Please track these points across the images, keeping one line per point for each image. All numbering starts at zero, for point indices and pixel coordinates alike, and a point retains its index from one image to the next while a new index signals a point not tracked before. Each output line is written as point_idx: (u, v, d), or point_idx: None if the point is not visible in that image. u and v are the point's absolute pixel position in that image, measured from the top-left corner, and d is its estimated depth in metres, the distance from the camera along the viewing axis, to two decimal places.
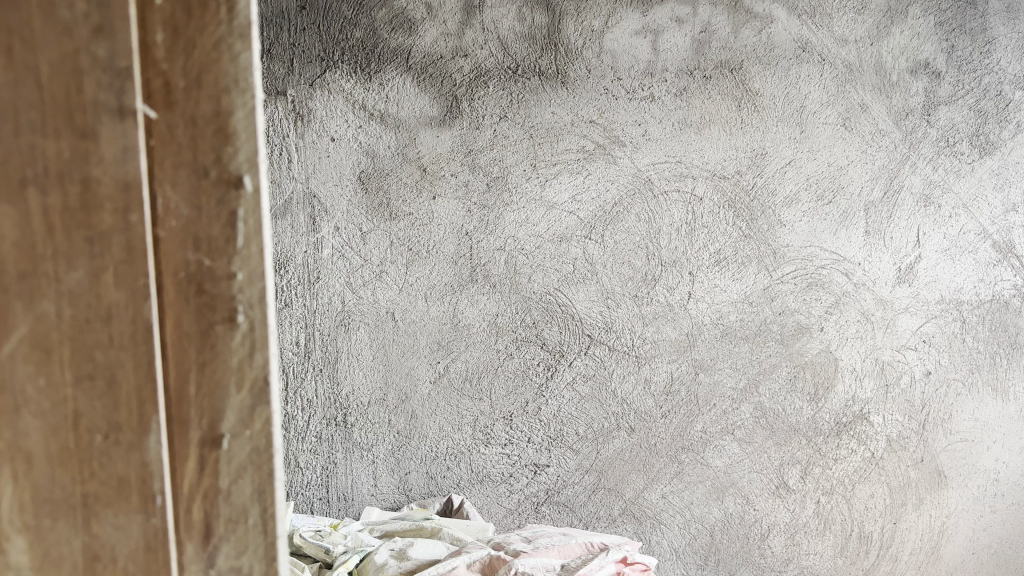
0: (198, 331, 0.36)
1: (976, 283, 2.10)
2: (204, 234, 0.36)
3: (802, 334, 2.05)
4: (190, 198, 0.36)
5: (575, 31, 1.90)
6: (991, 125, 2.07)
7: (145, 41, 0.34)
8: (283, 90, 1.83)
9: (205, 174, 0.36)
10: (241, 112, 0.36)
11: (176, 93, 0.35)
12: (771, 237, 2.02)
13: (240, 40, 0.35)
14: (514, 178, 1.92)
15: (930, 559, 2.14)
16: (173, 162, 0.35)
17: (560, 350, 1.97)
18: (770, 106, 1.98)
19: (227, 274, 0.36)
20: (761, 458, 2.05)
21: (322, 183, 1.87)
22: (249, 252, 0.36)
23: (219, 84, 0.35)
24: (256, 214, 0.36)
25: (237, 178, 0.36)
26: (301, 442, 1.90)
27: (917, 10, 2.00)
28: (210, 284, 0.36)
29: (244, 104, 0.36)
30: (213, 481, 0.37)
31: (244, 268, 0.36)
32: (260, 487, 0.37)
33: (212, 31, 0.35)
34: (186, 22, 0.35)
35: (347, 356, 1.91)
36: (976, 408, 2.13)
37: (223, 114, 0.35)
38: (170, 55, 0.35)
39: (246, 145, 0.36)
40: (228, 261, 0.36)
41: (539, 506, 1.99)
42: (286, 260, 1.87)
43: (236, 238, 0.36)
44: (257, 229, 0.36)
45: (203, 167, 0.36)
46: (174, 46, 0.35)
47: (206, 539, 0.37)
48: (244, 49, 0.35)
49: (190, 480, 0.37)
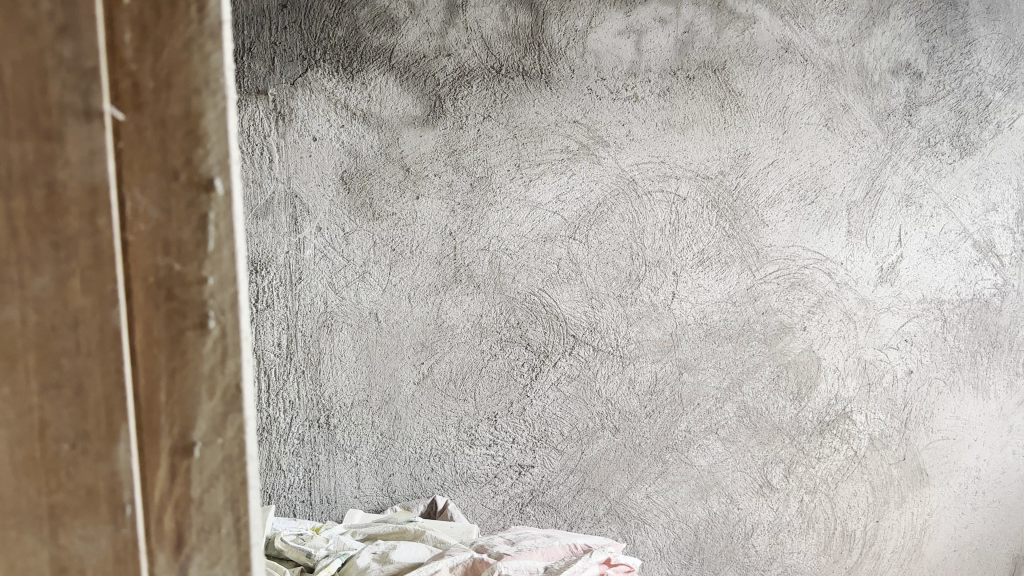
0: (167, 339, 0.34)
1: (956, 283, 2.12)
2: (174, 238, 0.34)
3: (785, 334, 2.06)
4: (159, 201, 0.33)
5: (558, 31, 1.90)
6: (971, 125, 2.08)
7: (112, 41, 0.32)
8: (264, 89, 1.81)
9: (175, 176, 0.33)
10: (213, 113, 0.33)
11: (145, 94, 0.33)
12: (753, 237, 2.02)
13: (211, 40, 0.33)
14: (498, 178, 1.91)
15: (912, 557, 2.16)
16: (141, 164, 0.33)
17: (544, 350, 1.96)
18: (753, 106, 1.99)
19: (198, 279, 0.34)
20: (745, 457, 2.06)
21: (304, 183, 1.85)
22: (220, 256, 0.34)
23: (190, 84, 0.33)
24: (228, 218, 0.34)
25: (207, 181, 0.34)
26: (283, 444, 1.89)
27: (899, 11, 2.01)
28: (181, 290, 0.34)
29: (216, 104, 0.33)
30: (185, 491, 0.35)
31: (216, 273, 0.34)
32: (233, 496, 0.35)
33: (183, 31, 0.33)
34: (154, 22, 0.32)
35: (329, 356, 1.89)
36: (958, 407, 2.15)
37: (194, 115, 0.33)
38: (139, 55, 0.32)
39: (218, 146, 0.34)
40: (199, 266, 0.34)
41: (524, 507, 1.99)
42: (268, 261, 1.85)
43: (207, 243, 0.34)
44: (229, 234, 0.34)
45: (173, 169, 0.33)
46: (142, 46, 0.32)
47: (178, 551, 0.35)
48: (215, 49, 0.33)
49: (161, 489, 0.35)
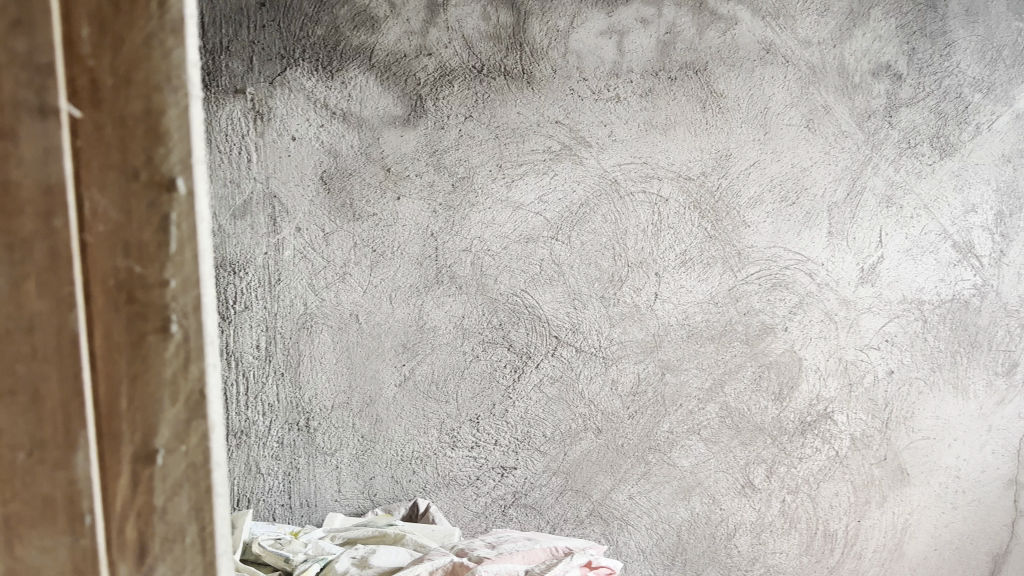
0: (129, 341, 0.34)
1: (936, 283, 2.13)
2: (135, 239, 0.34)
3: (767, 334, 2.06)
4: (118, 202, 0.33)
5: (540, 31, 1.89)
6: (951, 127, 2.09)
7: (70, 36, 0.32)
8: (243, 88, 1.79)
9: (135, 176, 0.33)
10: (175, 110, 0.33)
11: (104, 91, 0.32)
12: (735, 237, 2.03)
13: (172, 35, 0.33)
14: (480, 178, 1.90)
15: (893, 556, 2.17)
16: (100, 163, 0.33)
17: (526, 351, 1.95)
18: (735, 107, 1.99)
19: (160, 281, 0.34)
20: (727, 458, 2.06)
21: (283, 183, 1.83)
22: (183, 258, 0.34)
23: (151, 81, 0.33)
24: (189, 218, 0.34)
25: (169, 180, 0.34)
26: (263, 447, 1.87)
27: (879, 13, 2.02)
28: (142, 292, 0.34)
29: (177, 102, 0.33)
30: (147, 500, 0.35)
31: (178, 275, 0.34)
32: (198, 504, 0.35)
33: (142, 27, 0.33)
34: (113, 16, 0.32)
35: (309, 358, 1.87)
36: (938, 406, 2.17)
37: (155, 113, 0.33)
38: (96, 51, 0.32)
39: (180, 145, 0.34)
40: (160, 268, 0.34)
41: (506, 510, 1.98)
42: (246, 262, 1.83)
43: (168, 244, 0.34)
44: (191, 234, 0.34)
45: (133, 169, 0.33)
46: (100, 42, 0.32)
47: (141, 561, 0.35)
48: (177, 45, 0.33)
49: (122, 498, 0.34)
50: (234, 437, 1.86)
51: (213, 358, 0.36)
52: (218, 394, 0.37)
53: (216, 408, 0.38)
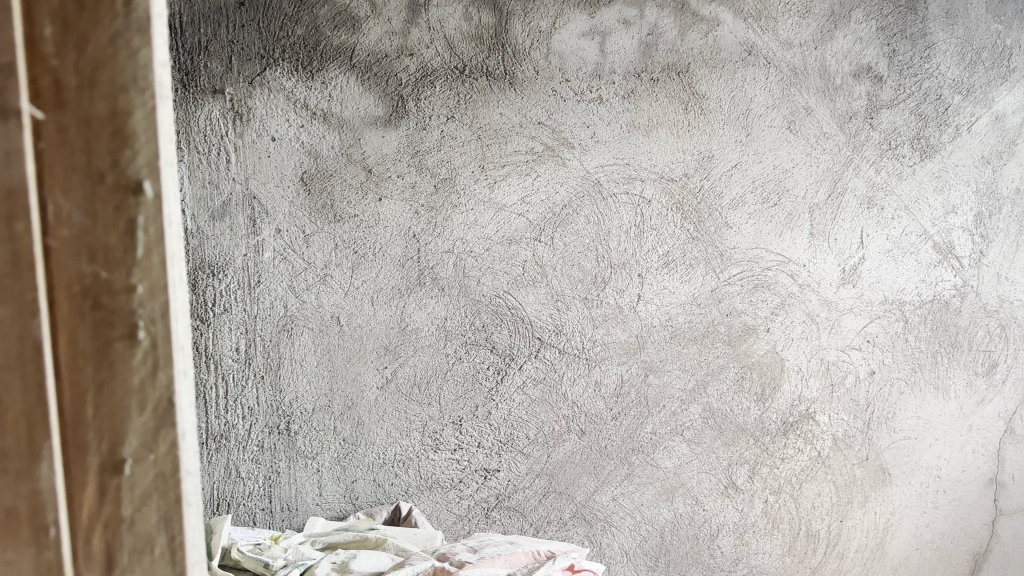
0: (94, 348, 0.35)
1: (917, 284, 2.15)
2: (101, 244, 0.35)
3: (749, 335, 2.07)
4: (82, 206, 0.35)
5: (522, 32, 1.88)
6: (931, 128, 2.11)
7: (32, 36, 0.34)
8: (221, 89, 1.77)
9: (101, 179, 0.35)
10: (141, 111, 0.35)
11: (68, 91, 0.34)
12: (718, 239, 2.03)
13: (138, 34, 0.35)
14: (462, 179, 1.89)
15: (875, 555, 2.18)
16: (64, 167, 0.34)
17: (510, 353, 1.94)
18: (717, 109, 2.00)
19: (127, 287, 0.35)
20: (710, 458, 2.07)
21: (262, 184, 1.81)
22: (149, 262, 0.36)
23: (117, 81, 0.35)
24: (155, 220, 0.36)
25: (136, 184, 0.35)
26: (242, 451, 1.85)
27: (860, 15, 2.04)
28: (108, 298, 0.35)
29: (143, 103, 0.35)
30: (115, 511, 0.36)
31: (145, 279, 0.36)
32: (166, 514, 0.37)
33: (108, 25, 0.34)
34: (76, 14, 0.34)
35: (290, 361, 1.85)
36: (919, 406, 2.18)
37: (120, 114, 0.35)
38: (60, 50, 0.34)
39: (146, 147, 0.35)
40: (127, 272, 0.35)
41: (489, 512, 1.97)
42: (225, 264, 1.81)
43: (135, 248, 0.35)
44: (158, 238, 0.36)
45: (99, 172, 0.35)
46: (63, 40, 0.34)
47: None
48: (143, 44, 0.35)
49: (89, 509, 0.36)
50: (213, 440, 1.83)
51: (182, 363, 0.38)
52: (188, 403, 0.39)
53: (186, 418, 0.39)
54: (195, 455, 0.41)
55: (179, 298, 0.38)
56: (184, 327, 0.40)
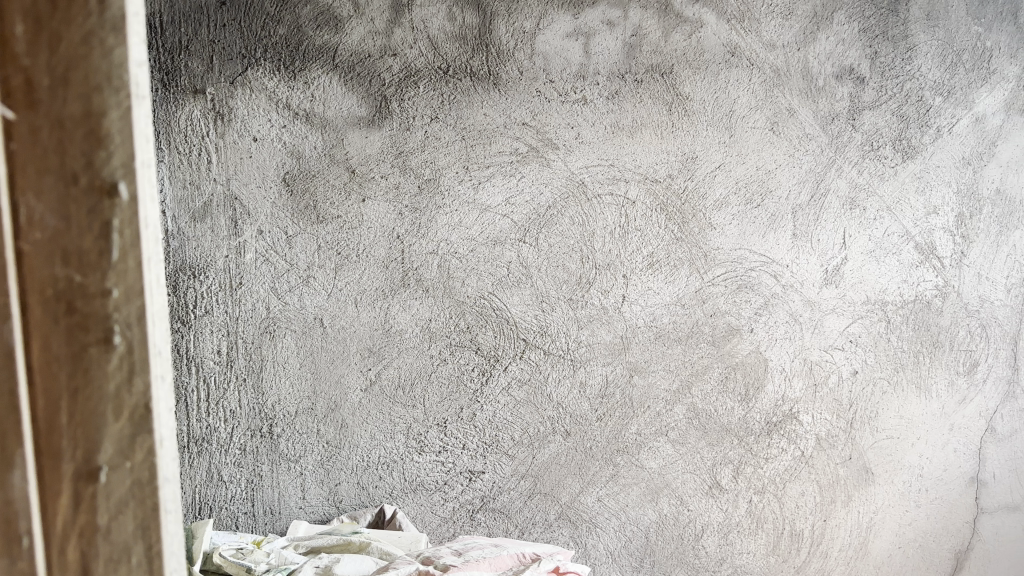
0: (70, 353, 0.41)
1: (899, 284, 2.17)
2: (75, 249, 0.41)
3: (733, 336, 2.07)
4: (56, 209, 0.41)
5: (506, 32, 1.88)
6: (912, 129, 2.13)
7: (5, 36, 0.40)
8: (202, 88, 1.75)
9: (76, 181, 0.41)
10: (115, 113, 0.41)
11: (41, 91, 0.40)
12: (702, 240, 2.04)
13: (111, 34, 0.41)
14: (446, 180, 1.88)
15: (858, 554, 2.20)
16: (39, 172, 0.40)
17: (494, 355, 1.94)
18: (700, 110, 2.00)
19: (101, 292, 0.41)
20: (694, 459, 2.07)
21: (244, 185, 1.79)
22: (123, 269, 0.42)
23: (91, 82, 0.41)
24: (130, 223, 0.42)
25: (112, 185, 0.41)
26: (224, 454, 1.83)
27: (841, 17, 2.05)
28: (82, 302, 0.41)
29: (117, 103, 0.41)
30: (91, 519, 0.42)
31: (119, 286, 0.42)
32: (142, 522, 0.43)
33: (80, 24, 0.40)
34: (50, 15, 0.40)
35: (272, 364, 1.83)
36: (901, 406, 2.20)
37: (95, 115, 0.41)
38: (33, 52, 0.40)
39: (120, 151, 0.41)
40: (101, 278, 0.41)
41: (474, 514, 1.96)
42: (207, 265, 1.79)
43: (110, 252, 0.42)
44: (132, 240, 0.42)
45: (73, 174, 0.41)
46: (37, 41, 0.40)
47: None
48: (116, 42, 0.41)
49: (67, 515, 0.42)
50: (195, 444, 1.81)
51: (158, 368, 0.44)
52: (166, 410, 0.45)
53: (164, 424, 0.45)
54: (172, 462, 0.46)
55: (156, 306, 0.44)
56: (164, 338, 0.46)
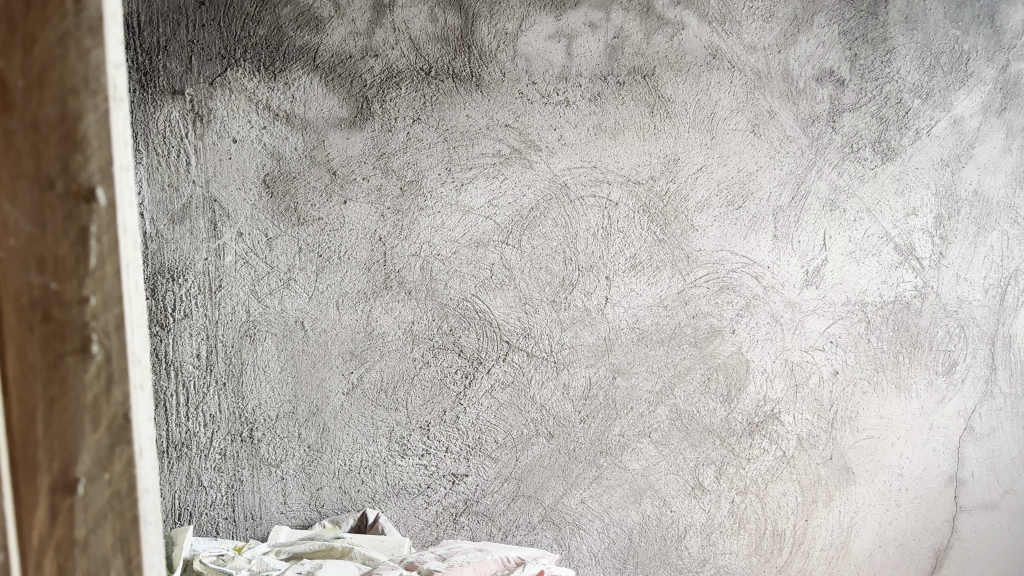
0: (45, 363, 0.38)
1: (879, 285, 2.19)
2: (50, 255, 0.38)
3: (716, 337, 2.08)
4: (31, 213, 0.37)
5: (488, 33, 1.87)
6: (891, 131, 2.15)
7: None
8: (181, 89, 1.73)
9: (51, 185, 0.37)
10: (92, 115, 0.37)
11: (16, 93, 0.37)
12: (684, 241, 2.04)
13: (88, 34, 0.37)
14: (429, 181, 1.87)
15: (839, 554, 2.22)
16: (13, 175, 0.37)
17: (477, 357, 1.93)
18: (682, 112, 2.01)
19: (78, 299, 0.38)
20: (677, 460, 2.08)
21: (223, 187, 1.77)
22: (101, 275, 0.38)
23: (66, 84, 0.37)
24: (108, 229, 0.38)
25: (89, 190, 0.38)
26: (204, 459, 1.81)
27: (821, 20, 2.07)
28: (59, 310, 0.38)
29: (95, 106, 0.38)
30: (67, 532, 0.39)
31: (97, 292, 0.38)
32: (121, 535, 0.40)
33: (57, 25, 0.37)
34: (24, 17, 0.37)
35: (253, 367, 1.82)
36: (881, 405, 2.22)
37: (71, 117, 0.37)
38: (9, 53, 0.37)
39: (98, 154, 0.38)
40: (77, 285, 0.38)
41: (457, 517, 1.95)
42: (186, 268, 1.77)
43: (88, 259, 0.38)
44: (110, 245, 0.38)
45: (49, 178, 0.37)
46: (11, 41, 0.37)
47: None
48: (93, 43, 0.37)
49: (43, 530, 0.39)
50: (174, 449, 1.79)
51: (138, 377, 0.41)
52: (146, 420, 0.42)
53: (144, 432, 0.42)
54: (152, 470, 0.44)
55: (135, 312, 0.41)
56: (143, 343, 0.43)
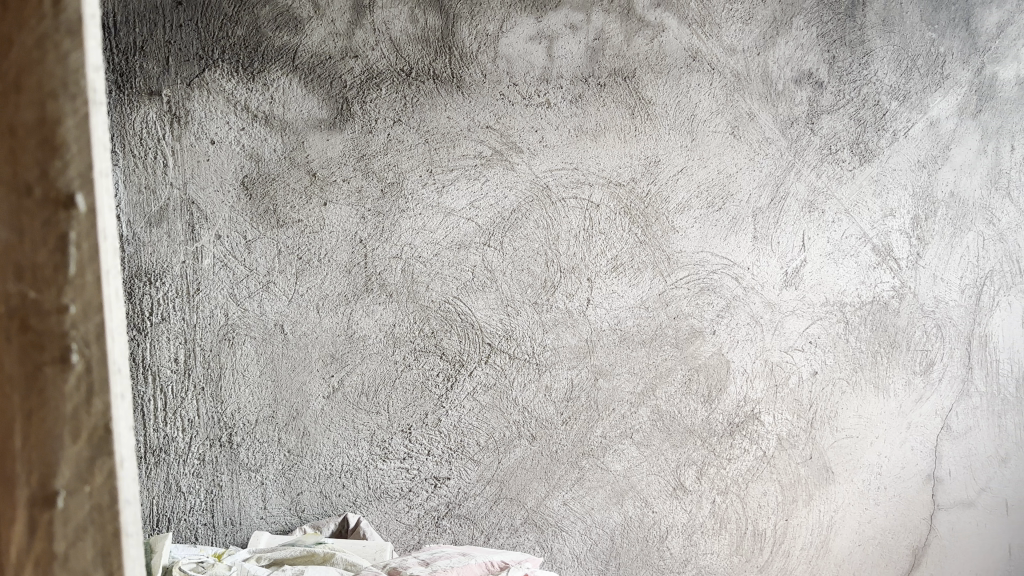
0: (25, 373, 0.36)
1: (857, 285, 2.21)
2: (31, 263, 0.36)
3: (696, 338, 2.09)
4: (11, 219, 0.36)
5: (469, 34, 1.87)
6: (869, 133, 2.17)
7: None
8: (158, 90, 1.71)
9: (30, 192, 0.36)
10: (72, 119, 0.36)
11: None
12: (664, 243, 2.05)
13: (67, 36, 0.36)
14: (410, 183, 1.86)
15: (819, 553, 2.23)
16: None
17: (459, 359, 1.92)
18: (662, 114, 2.02)
19: (58, 307, 0.36)
20: (658, 460, 2.08)
21: (201, 189, 1.75)
22: (83, 282, 0.36)
23: (45, 86, 0.36)
24: (89, 237, 0.36)
25: (69, 196, 0.36)
26: (183, 464, 1.78)
27: (800, 22, 2.08)
28: (38, 319, 0.36)
29: (74, 110, 0.36)
30: (47, 546, 0.38)
31: (78, 300, 0.36)
32: (103, 549, 0.38)
33: (33, 28, 0.36)
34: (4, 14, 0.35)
35: (232, 371, 1.80)
36: (860, 405, 2.24)
37: (50, 121, 0.36)
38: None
39: (78, 158, 0.36)
40: (58, 293, 0.36)
41: (439, 521, 1.94)
42: (163, 271, 1.75)
43: (67, 267, 0.36)
44: (91, 254, 0.36)
45: (28, 185, 0.36)
46: None
47: None
48: (72, 46, 0.36)
49: (22, 543, 0.37)
50: (152, 455, 1.76)
51: (123, 387, 0.39)
52: (129, 429, 0.40)
53: (126, 443, 0.40)
54: (135, 482, 0.41)
55: (116, 319, 0.39)
56: (127, 353, 0.41)
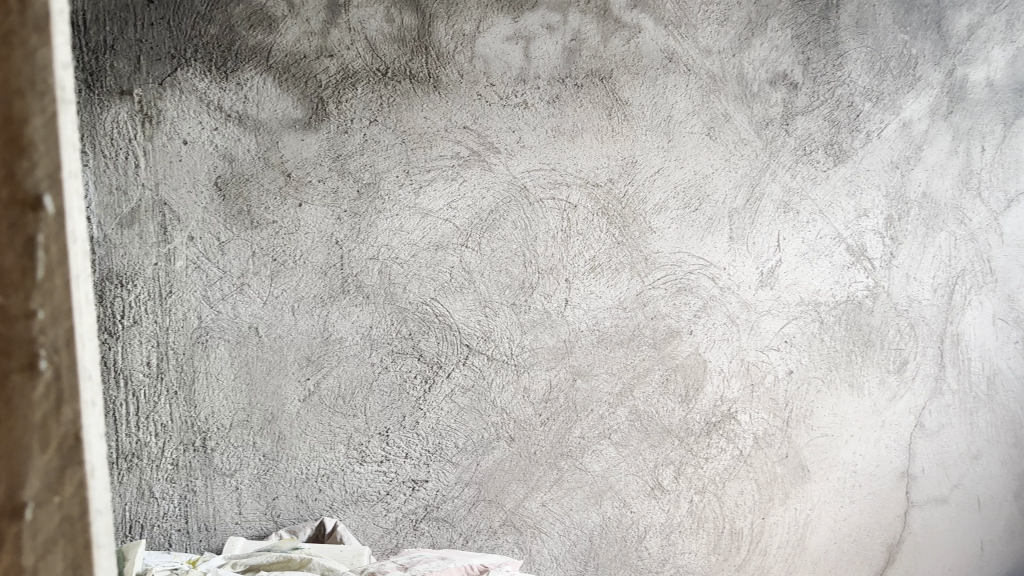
0: None
1: (832, 285, 2.23)
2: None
3: (674, 338, 2.10)
4: None
5: (446, 34, 1.86)
6: (843, 134, 2.20)
7: None
8: (129, 89, 1.68)
9: None
10: (38, 117, 0.33)
11: None
12: (642, 243, 2.06)
13: (35, 33, 0.33)
14: (386, 184, 1.85)
15: (796, 551, 2.25)
16: None
17: (437, 361, 1.91)
18: (639, 115, 2.02)
19: (25, 312, 0.33)
20: (637, 460, 2.09)
21: (174, 190, 1.72)
22: (52, 286, 0.34)
23: (12, 84, 0.33)
24: (58, 238, 0.34)
25: (35, 198, 0.33)
26: (156, 470, 1.75)
27: (775, 24, 2.10)
28: (3, 325, 0.33)
29: (42, 108, 0.33)
30: (14, 561, 0.35)
31: (47, 305, 0.33)
32: (73, 563, 0.35)
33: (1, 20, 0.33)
34: None
35: (205, 375, 1.77)
36: (835, 403, 2.26)
37: (15, 121, 0.33)
38: None
39: (46, 158, 0.33)
40: (25, 296, 0.33)
41: (417, 524, 1.93)
42: (135, 273, 1.71)
43: (34, 271, 0.33)
44: (61, 257, 0.34)
45: None
46: None
47: None
48: (41, 43, 0.33)
49: None
50: (124, 460, 1.73)
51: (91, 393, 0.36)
52: (99, 435, 0.37)
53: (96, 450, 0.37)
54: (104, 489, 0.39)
55: (86, 322, 0.36)
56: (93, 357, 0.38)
